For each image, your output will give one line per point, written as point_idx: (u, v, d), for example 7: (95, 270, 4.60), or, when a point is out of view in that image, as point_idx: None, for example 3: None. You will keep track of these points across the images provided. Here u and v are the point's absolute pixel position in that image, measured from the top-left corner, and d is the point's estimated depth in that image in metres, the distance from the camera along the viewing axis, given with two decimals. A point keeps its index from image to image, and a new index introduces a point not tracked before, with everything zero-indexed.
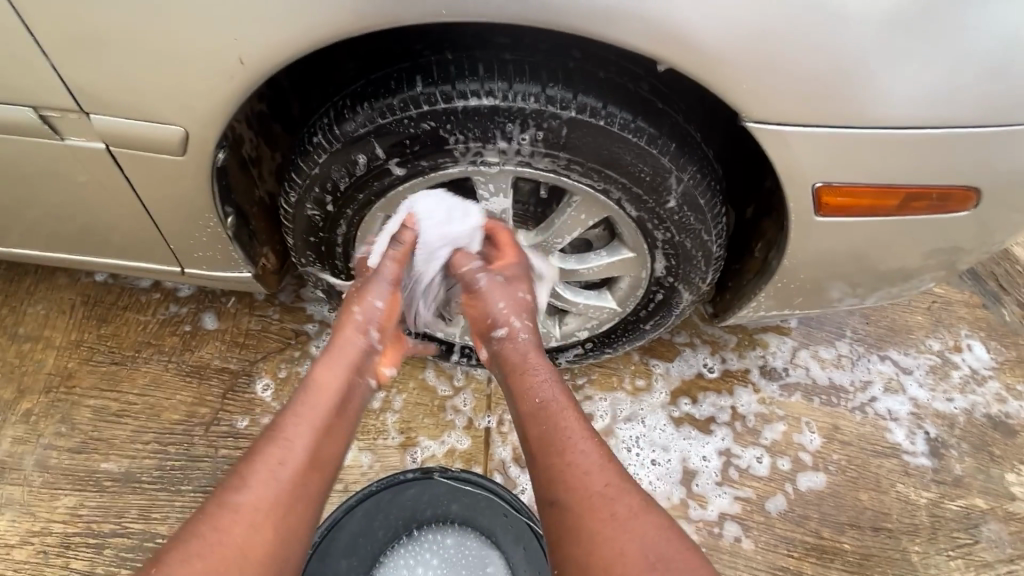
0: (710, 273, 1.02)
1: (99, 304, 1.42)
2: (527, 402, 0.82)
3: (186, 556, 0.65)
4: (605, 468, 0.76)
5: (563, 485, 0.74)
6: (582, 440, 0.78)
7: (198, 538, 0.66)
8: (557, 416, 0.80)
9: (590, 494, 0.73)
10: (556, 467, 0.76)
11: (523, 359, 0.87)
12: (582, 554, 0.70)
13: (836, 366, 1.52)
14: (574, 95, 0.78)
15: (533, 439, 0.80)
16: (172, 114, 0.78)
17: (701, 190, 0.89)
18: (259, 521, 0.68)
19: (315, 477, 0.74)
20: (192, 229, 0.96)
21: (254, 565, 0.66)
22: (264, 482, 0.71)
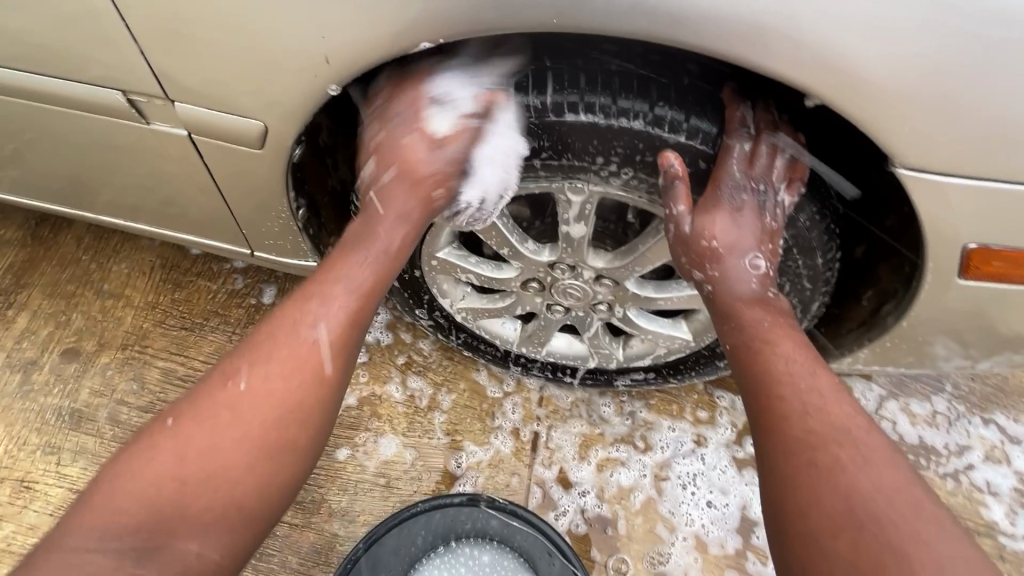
0: (805, 323, 0.91)
1: (176, 268, 1.49)
2: (769, 362, 0.74)
3: (263, 371, 0.72)
4: (884, 468, 0.65)
5: (828, 479, 0.64)
6: (851, 425, 0.68)
7: (272, 353, 0.74)
8: (814, 389, 0.71)
9: (833, 437, 0.67)
10: (820, 455, 0.66)
11: (751, 313, 0.77)
12: (829, 492, 0.63)
13: (928, 424, 1.36)
14: (686, 116, 0.70)
15: (780, 408, 0.70)
16: (252, 107, 0.76)
17: (817, 233, 0.77)
18: (326, 352, 0.75)
19: (367, 309, 0.80)
20: (263, 217, 0.96)
21: (327, 385, 0.75)
22: (329, 313, 0.77)
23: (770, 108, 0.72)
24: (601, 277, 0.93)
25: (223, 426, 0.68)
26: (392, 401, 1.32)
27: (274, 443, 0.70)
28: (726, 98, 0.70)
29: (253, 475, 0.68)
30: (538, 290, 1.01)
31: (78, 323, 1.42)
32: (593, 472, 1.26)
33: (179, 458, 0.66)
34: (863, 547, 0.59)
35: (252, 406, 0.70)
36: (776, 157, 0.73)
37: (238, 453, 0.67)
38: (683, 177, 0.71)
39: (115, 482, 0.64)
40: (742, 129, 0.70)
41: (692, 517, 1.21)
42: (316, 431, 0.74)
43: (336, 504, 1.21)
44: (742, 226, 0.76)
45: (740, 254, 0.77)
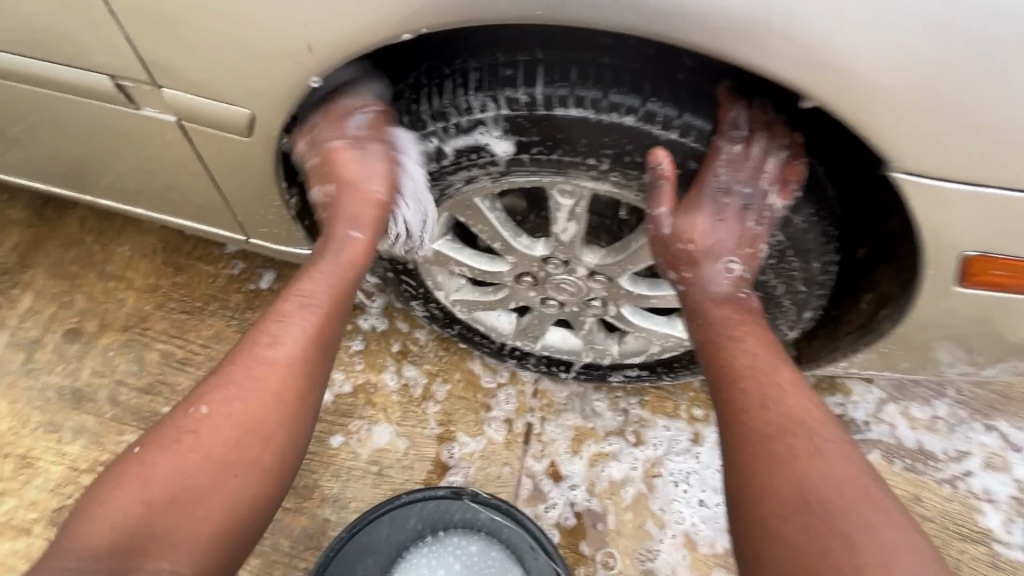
0: (800, 322, 0.88)
1: (177, 252, 1.50)
2: (731, 355, 0.71)
3: (223, 394, 0.75)
4: (840, 458, 0.63)
5: (782, 470, 0.63)
6: (808, 416, 0.66)
7: (230, 376, 0.77)
8: (772, 380, 0.69)
9: (790, 429, 0.65)
10: (776, 446, 0.64)
11: (722, 309, 0.75)
12: (781, 484, 0.62)
13: (928, 428, 1.34)
14: (678, 113, 0.68)
15: (738, 399, 0.69)
16: (238, 95, 0.75)
17: (813, 234, 0.74)
18: (284, 372, 0.78)
19: (331, 326, 0.83)
20: (256, 206, 0.96)
21: (288, 405, 0.77)
22: (285, 331, 0.80)
23: (767, 105, 0.68)
24: (593, 273, 0.92)
25: (184, 449, 0.72)
26: (387, 389, 1.32)
27: (237, 464, 0.73)
28: (721, 97, 0.67)
29: (218, 496, 0.71)
30: (532, 284, 1.01)
31: (81, 304, 1.44)
32: (585, 466, 1.26)
33: (146, 481, 0.69)
34: (814, 536, 0.58)
35: (211, 429, 0.73)
36: (768, 158, 0.70)
37: (202, 475, 0.71)
38: (671, 178, 0.69)
39: (89, 511, 0.67)
40: (734, 130, 0.68)
41: (683, 515, 1.21)
42: (278, 448, 0.76)
43: (329, 490, 1.22)
44: (723, 228, 0.74)
45: (717, 257, 0.75)
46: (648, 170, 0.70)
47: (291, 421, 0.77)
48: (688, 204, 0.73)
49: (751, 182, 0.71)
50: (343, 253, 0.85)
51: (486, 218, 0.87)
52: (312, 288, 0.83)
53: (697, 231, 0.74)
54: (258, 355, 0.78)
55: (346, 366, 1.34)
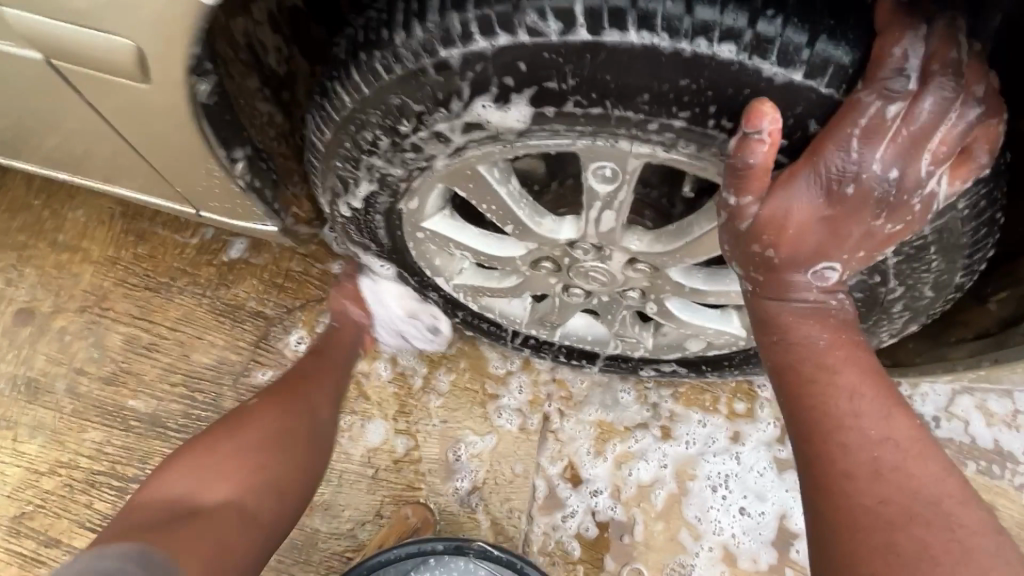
0: (907, 328, 0.67)
1: (137, 217, 1.30)
2: (827, 399, 0.53)
3: (272, 396, 0.92)
4: (987, 558, 0.47)
5: (913, 574, 0.46)
6: (940, 493, 0.50)
7: (278, 388, 0.94)
8: (886, 438, 0.52)
9: (913, 513, 0.49)
10: (903, 540, 0.47)
11: (810, 331, 0.55)
12: None
13: (1008, 425, 1.16)
14: (801, 39, 0.44)
15: (840, 463, 0.52)
16: (121, 18, 0.53)
17: (971, 224, 0.51)
18: (320, 377, 0.97)
19: (343, 354, 1.04)
20: (196, 175, 0.76)
21: (321, 395, 0.95)
22: (316, 365, 0.99)
23: (958, 27, 0.42)
24: (635, 260, 0.71)
25: (239, 429, 0.85)
26: (381, 381, 1.15)
27: (275, 448, 0.84)
28: (881, 17, 0.43)
29: (271, 456, 0.83)
30: (553, 270, 0.80)
31: (32, 280, 1.26)
32: (610, 469, 1.09)
33: (208, 449, 0.81)
34: None
35: (263, 418, 0.87)
36: (942, 124, 0.44)
37: (252, 449, 0.82)
38: (773, 148, 0.45)
39: (169, 470, 0.79)
40: (894, 78, 0.43)
41: (720, 525, 1.06)
42: (302, 446, 0.87)
43: (318, 496, 1.08)
44: (829, 228, 0.49)
45: (814, 261, 0.52)
46: (740, 134, 0.46)
47: (319, 418, 0.93)
48: (784, 186, 0.48)
49: (901, 162, 0.45)
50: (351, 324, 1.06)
51: (496, 194, 0.64)
52: (330, 337, 1.04)
53: (789, 230, 0.49)
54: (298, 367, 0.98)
55: None
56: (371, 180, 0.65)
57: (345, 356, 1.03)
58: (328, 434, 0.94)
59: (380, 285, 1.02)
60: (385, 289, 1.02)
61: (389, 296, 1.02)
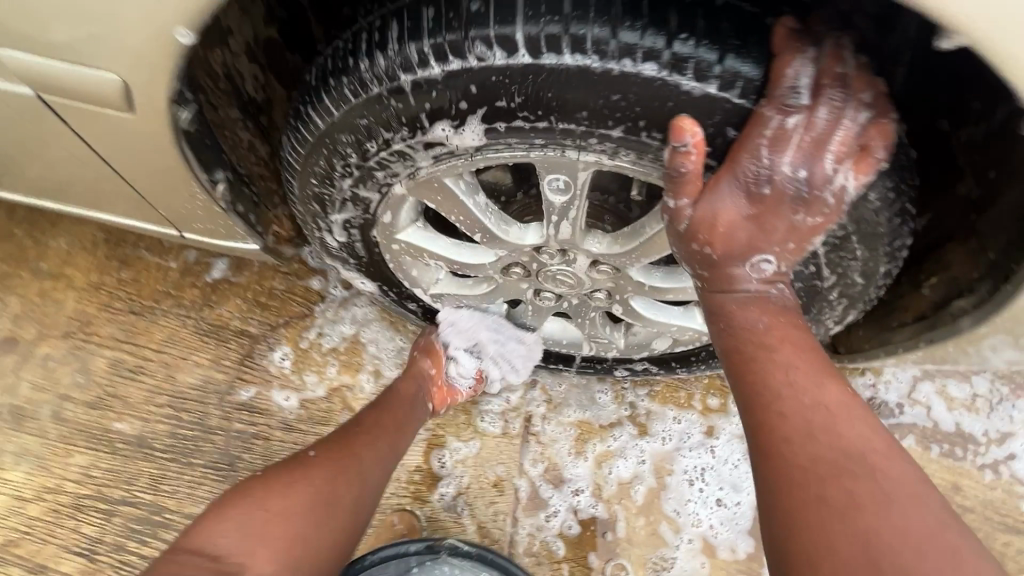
0: (850, 315, 0.72)
1: (121, 244, 1.32)
2: (764, 372, 0.58)
3: (334, 441, 0.86)
4: (912, 506, 0.49)
5: (841, 522, 0.49)
6: (865, 448, 0.53)
7: (340, 433, 0.88)
8: (817, 403, 0.56)
9: (843, 468, 0.52)
10: (830, 491, 0.51)
11: (750, 314, 0.61)
12: (840, 536, 0.48)
13: (967, 409, 1.21)
14: (716, 55, 0.49)
15: (777, 428, 0.56)
16: (108, 55, 0.57)
17: (886, 216, 0.56)
18: (384, 431, 0.91)
19: (411, 405, 0.98)
20: (179, 199, 0.80)
21: (384, 452, 0.89)
22: (384, 414, 0.94)
23: (842, 46, 0.48)
24: (596, 262, 0.76)
25: (297, 477, 0.78)
26: (365, 394, 1.18)
27: (333, 506, 0.78)
28: (777, 39, 0.48)
29: (325, 521, 0.76)
30: (523, 275, 0.84)
31: (15, 308, 1.27)
32: (591, 468, 1.13)
33: (260, 502, 0.74)
34: None
35: (321, 469, 0.80)
36: (838, 128, 0.50)
37: (308, 506, 0.76)
38: (699, 161, 0.50)
39: (220, 517, 0.72)
40: (790, 94, 0.49)
41: (699, 517, 1.09)
42: (360, 506, 0.81)
43: None
44: (755, 224, 0.56)
45: (747, 256, 0.58)
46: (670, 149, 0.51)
47: (376, 475, 0.86)
48: (710, 191, 0.54)
49: (808, 164, 0.51)
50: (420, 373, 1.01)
51: (463, 205, 0.69)
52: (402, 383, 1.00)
53: (719, 228, 0.55)
54: (366, 416, 0.92)
55: (319, 368, 1.20)
56: (344, 196, 0.70)
57: (411, 408, 0.97)
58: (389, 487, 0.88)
59: (459, 323, 1.01)
60: (465, 322, 1.01)
61: (472, 326, 1.01)
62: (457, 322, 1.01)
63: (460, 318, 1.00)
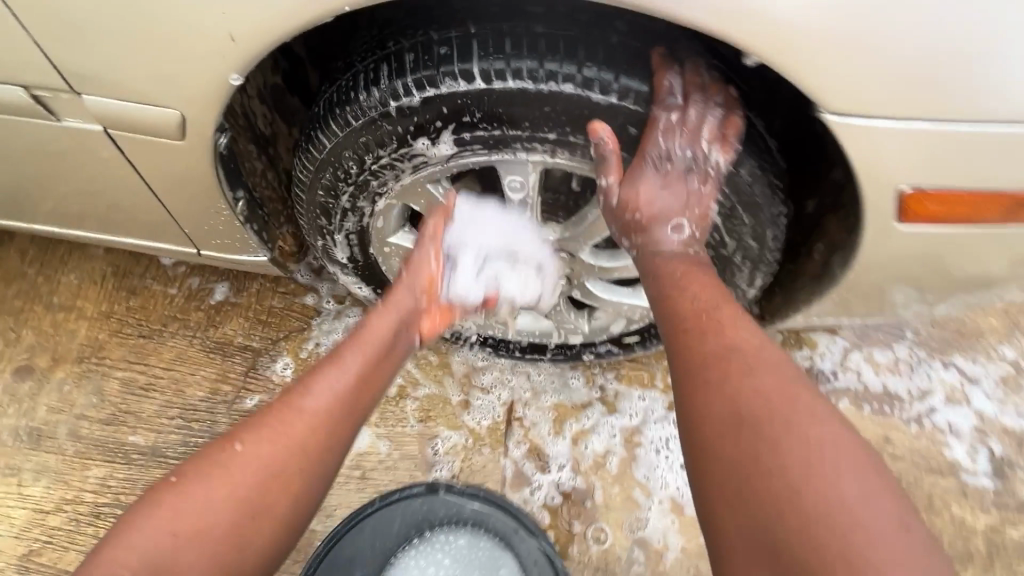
0: (758, 278, 0.90)
1: (128, 275, 1.44)
2: (675, 296, 0.74)
3: (256, 430, 0.71)
4: (770, 371, 0.65)
5: (721, 393, 0.65)
6: (748, 344, 0.68)
7: (269, 415, 0.73)
8: (709, 317, 0.72)
9: (724, 355, 0.68)
10: (713, 372, 0.67)
11: (666, 258, 0.78)
12: (721, 403, 0.65)
13: (892, 371, 1.39)
14: (615, 76, 0.68)
15: (680, 335, 0.72)
16: (167, 96, 0.74)
17: (758, 188, 0.75)
18: (333, 406, 0.75)
19: (381, 360, 0.82)
20: (205, 216, 0.95)
21: (332, 429, 0.74)
22: (339, 373, 0.77)
23: (697, 66, 0.71)
24: (556, 249, 0.93)
25: (208, 499, 0.66)
26: None
27: (262, 515, 0.67)
28: (654, 60, 0.69)
29: (252, 538, 0.66)
30: None
31: (30, 339, 1.37)
32: (569, 445, 1.26)
33: (171, 523, 0.64)
34: (748, 442, 0.61)
35: (244, 472, 0.68)
36: (705, 120, 0.71)
37: (226, 536, 0.65)
38: (615, 148, 0.70)
39: (124, 540, 0.63)
40: (669, 97, 0.69)
41: (667, 480, 1.23)
42: (302, 500, 0.70)
43: None
44: (668, 195, 0.76)
45: (665, 221, 0.76)
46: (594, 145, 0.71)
47: (323, 463, 0.72)
48: (629, 177, 0.75)
49: (693, 145, 0.71)
50: (393, 311, 0.85)
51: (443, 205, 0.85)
52: (368, 328, 0.83)
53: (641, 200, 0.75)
54: (310, 383, 0.76)
55: None
56: (344, 204, 0.86)
57: (382, 359, 0.83)
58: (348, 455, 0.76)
59: (471, 227, 0.93)
60: (479, 226, 0.93)
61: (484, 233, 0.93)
62: (471, 222, 0.93)
63: (474, 219, 0.93)
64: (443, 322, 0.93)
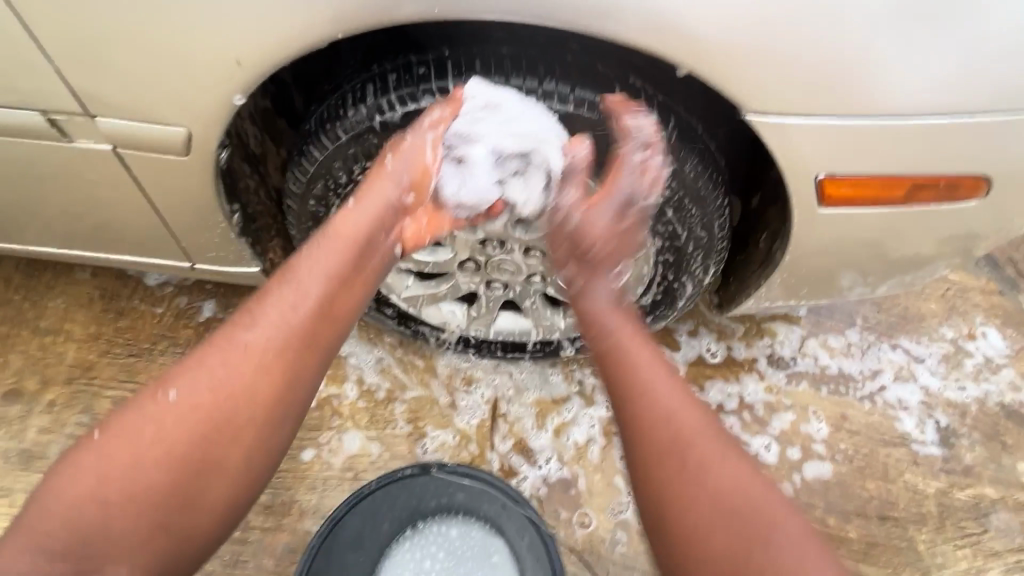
0: (712, 265, 1.02)
1: (116, 297, 1.47)
2: (621, 359, 0.79)
3: (192, 377, 0.74)
4: (709, 443, 0.72)
5: (673, 466, 0.72)
6: (687, 417, 0.74)
7: (204, 359, 0.75)
8: (654, 388, 0.76)
9: (671, 427, 0.74)
10: (663, 447, 0.73)
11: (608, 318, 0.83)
12: (672, 474, 0.71)
13: (845, 355, 1.50)
14: (572, 89, 0.80)
15: (630, 408, 0.77)
16: (175, 115, 0.81)
17: (701, 183, 0.88)
18: (266, 351, 0.76)
19: (327, 300, 0.82)
20: (203, 229, 1.02)
21: (273, 371, 0.76)
22: (277, 315, 0.78)
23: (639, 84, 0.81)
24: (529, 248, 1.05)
25: (146, 445, 0.70)
26: (351, 401, 1.35)
27: (202, 452, 0.72)
28: (615, 102, 0.79)
29: (190, 475, 0.71)
30: (475, 269, 1.13)
31: (18, 363, 1.39)
32: (551, 437, 1.33)
33: (107, 463, 0.68)
34: (699, 512, 0.69)
35: (179, 416, 0.71)
36: (654, 160, 0.82)
37: (166, 479, 0.69)
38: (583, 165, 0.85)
39: (65, 478, 0.68)
40: (631, 131, 0.79)
41: None
42: (241, 439, 0.74)
43: (307, 503, 1.24)
44: (610, 226, 0.87)
45: (604, 264, 0.87)
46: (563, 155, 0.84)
47: (261, 405, 0.75)
48: (589, 205, 0.87)
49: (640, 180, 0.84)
50: (344, 241, 0.84)
51: None
52: (308, 266, 0.82)
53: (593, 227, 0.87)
54: (244, 329, 0.77)
55: None
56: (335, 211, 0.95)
57: (333, 294, 0.83)
58: (299, 401, 0.79)
59: (489, 114, 0.81)
60: (499, 115, 0.81)
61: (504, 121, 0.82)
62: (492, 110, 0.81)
63: (494, 108, 0.81)
64: (429, 230, 0.94)
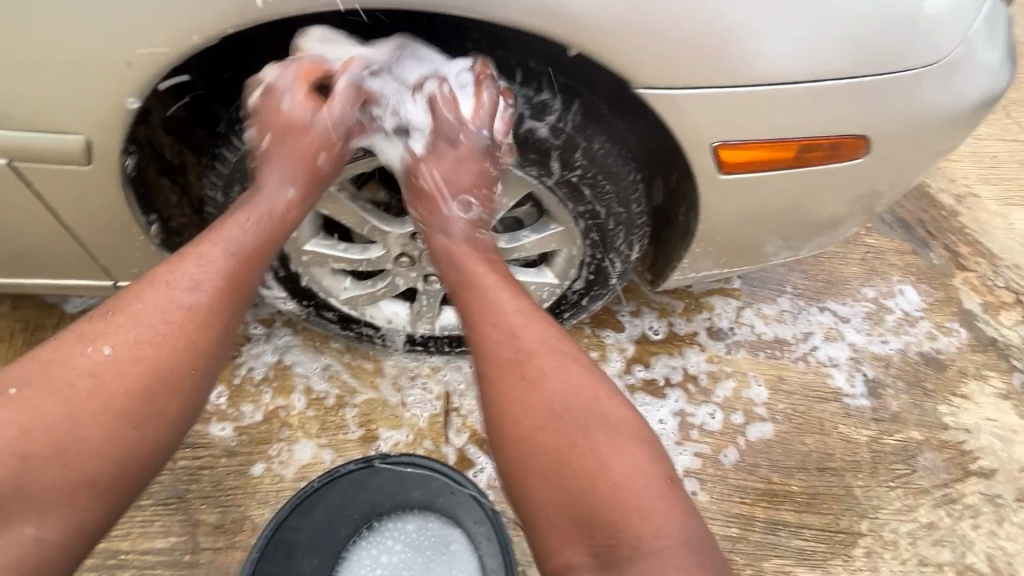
0: (636, 239, 1.07)
1: (40, 329, 1.40)
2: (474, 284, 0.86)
3: (120, 333, 0.71)
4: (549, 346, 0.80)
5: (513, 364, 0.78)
6: (532, 327, 0.81)
7: (131, 312, 0.73)
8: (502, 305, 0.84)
9: (515, 331, 0.80)
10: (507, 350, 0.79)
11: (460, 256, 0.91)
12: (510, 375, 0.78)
13: (778, 321, 1.58)
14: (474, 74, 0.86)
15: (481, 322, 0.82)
16: (72, 122, 0.80)
17: (611, 158, 0.93)
18: (196, 303, 0.75)
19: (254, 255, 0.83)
20: (120, 243, 0.99)
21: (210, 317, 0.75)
22: (202, 269, 0.77)
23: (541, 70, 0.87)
24: None
25: (69, 402, 0.67)
26: (299, 410, 1.33)
27: (135, 403, 0.69)
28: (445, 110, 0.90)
29: (118, 428, 0.68)
30: (410, 263, 1.13)
31: None
32: None
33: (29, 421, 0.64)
34: (535, 399, 0.76)
35: (111, 369, 0.69)
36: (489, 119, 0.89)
37: (94, 435, 0.66)
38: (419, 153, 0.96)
39: None
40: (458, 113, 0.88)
41: None
42: (176, 387, 0.72)
43: (260, 517, 1.21)
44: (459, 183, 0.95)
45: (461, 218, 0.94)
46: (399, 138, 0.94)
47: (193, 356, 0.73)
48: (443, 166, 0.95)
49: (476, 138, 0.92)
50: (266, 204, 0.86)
51: (349, 208, 1.02)
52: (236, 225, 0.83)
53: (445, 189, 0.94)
54: (172, 281, 0.75)
55: (255, 397, 1.33)
56: None
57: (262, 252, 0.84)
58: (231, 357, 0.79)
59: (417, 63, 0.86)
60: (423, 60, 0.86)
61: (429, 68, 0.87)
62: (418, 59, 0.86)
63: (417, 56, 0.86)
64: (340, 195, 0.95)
